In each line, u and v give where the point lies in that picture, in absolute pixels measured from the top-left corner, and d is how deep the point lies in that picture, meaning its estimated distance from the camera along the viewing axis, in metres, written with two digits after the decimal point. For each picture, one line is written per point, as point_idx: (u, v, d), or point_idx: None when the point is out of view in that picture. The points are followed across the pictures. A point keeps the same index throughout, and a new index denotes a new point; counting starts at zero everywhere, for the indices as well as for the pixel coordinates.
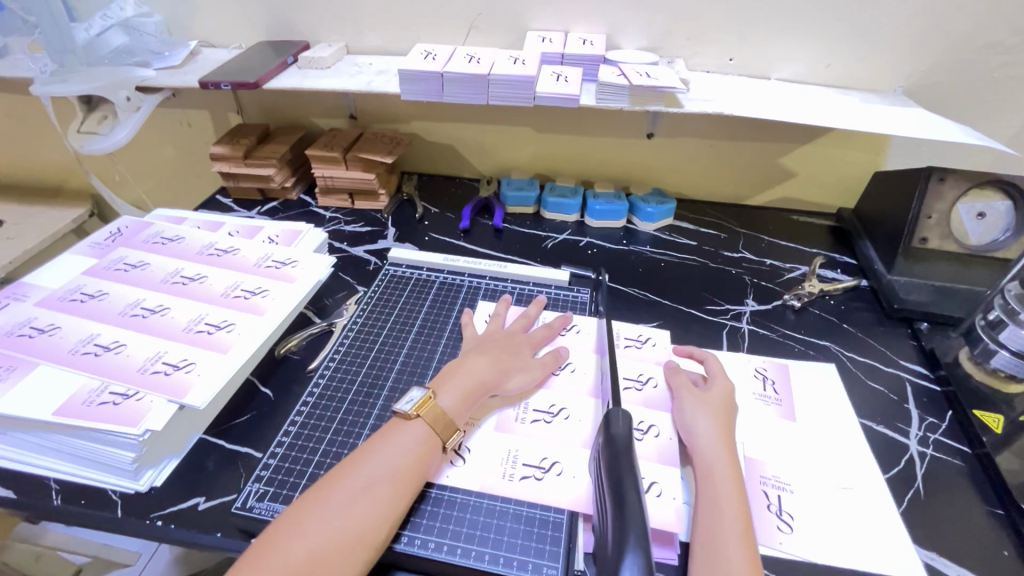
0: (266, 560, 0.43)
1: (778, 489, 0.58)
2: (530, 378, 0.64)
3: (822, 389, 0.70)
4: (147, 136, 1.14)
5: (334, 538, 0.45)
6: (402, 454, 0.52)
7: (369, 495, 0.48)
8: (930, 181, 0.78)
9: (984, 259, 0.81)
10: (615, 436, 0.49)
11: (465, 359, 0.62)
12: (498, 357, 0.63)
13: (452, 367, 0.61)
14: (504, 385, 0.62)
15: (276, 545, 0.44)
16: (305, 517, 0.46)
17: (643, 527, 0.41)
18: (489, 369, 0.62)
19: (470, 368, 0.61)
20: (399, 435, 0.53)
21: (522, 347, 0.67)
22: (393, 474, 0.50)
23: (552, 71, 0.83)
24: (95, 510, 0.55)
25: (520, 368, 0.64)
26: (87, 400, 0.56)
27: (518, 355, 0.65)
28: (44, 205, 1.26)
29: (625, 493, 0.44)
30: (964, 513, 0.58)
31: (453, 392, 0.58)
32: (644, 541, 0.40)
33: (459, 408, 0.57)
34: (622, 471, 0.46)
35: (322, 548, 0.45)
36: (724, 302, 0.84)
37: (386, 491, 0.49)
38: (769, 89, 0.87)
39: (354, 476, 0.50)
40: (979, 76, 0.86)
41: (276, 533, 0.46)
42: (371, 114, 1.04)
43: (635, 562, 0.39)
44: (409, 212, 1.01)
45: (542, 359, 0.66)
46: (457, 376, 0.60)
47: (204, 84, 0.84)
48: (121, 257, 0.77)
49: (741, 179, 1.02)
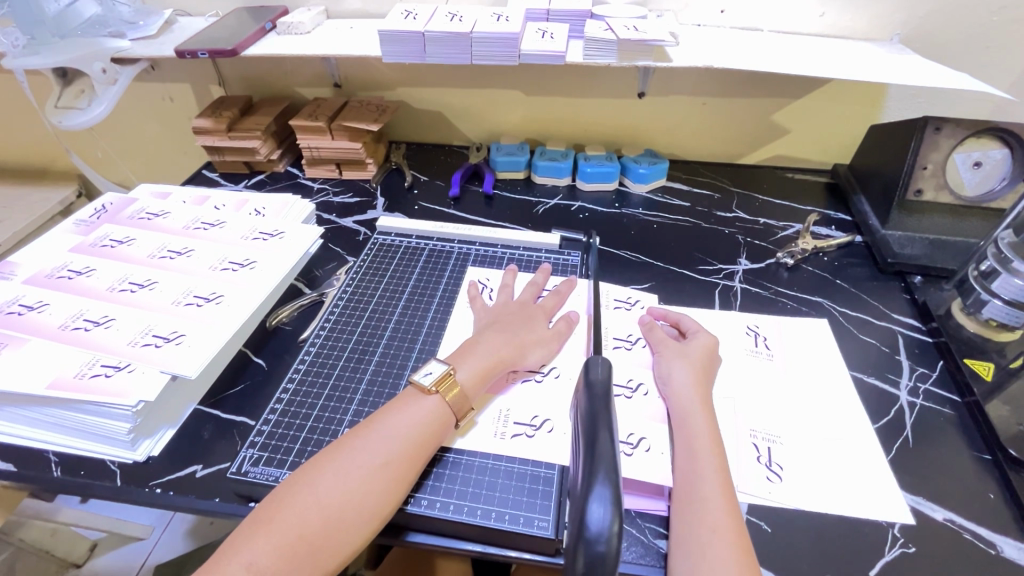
0: (278, 518, 0.45)
1: (768, 441, 0.59)
2: (547, 354, 0.64)
3: (814, 344, 0.70)
4: (129, 112, 1.12)
5: (343, 506, 0.46)
6: (414, 422, 0.52)
7: (378, 466, 0.49)
8: (927, 130, 0.76)
9: (978, 210, 0.80)
10: (594, 382, 0.48)
11: (481, 336, 0.62)
12: (515, 333, 0.63)
13: (471, 344, 0.61)
14: (522, 360, 0.61)
15: (287, 505, 0.46)
16: (317, 479, 0.47)
17: (613, 464, 0.40)
18: (505, 345, 0.61)
19: (489, 346, 0.60)
20: (411, 406, 0.53)
21: (536, 320, 0.66)
22: (403, 445, 0.51)
23: (537, 29, 0.81)
24: (94, 481, 0.55)
25: (537, 344, 0.63)
26: (79, 374, 0.57)
27: (533, 329, 0.64)
28: (29, 186, 1.24)
29: (598, 436, 0.42)
30: (950, 458, 0.58)
31: (471, 367, 0.57)
32: (613, 471, 0.39)
33: (476, 384, 0.57)
34: (598, 417, 0.44)
35: (332, 516, 0.45)
36: (716, 262, 0.83)
37: (397, 463, 0.49)
38: (762, 41, 0.85)
39: (364, 445, 0.50)
40: (979, 22, 0.83)
41: (287, 492, 0.47)
42: (354, 81, 1.02)
43: (603, 495, 0.38)
44: (398, 181, 1.00)
45: (554, 328, 0.66)
46: (477, 353, 0.59)
47: (180, 52, 0.82)
48: (106, 234, 0.77)
49: (735, 138, 1.01)
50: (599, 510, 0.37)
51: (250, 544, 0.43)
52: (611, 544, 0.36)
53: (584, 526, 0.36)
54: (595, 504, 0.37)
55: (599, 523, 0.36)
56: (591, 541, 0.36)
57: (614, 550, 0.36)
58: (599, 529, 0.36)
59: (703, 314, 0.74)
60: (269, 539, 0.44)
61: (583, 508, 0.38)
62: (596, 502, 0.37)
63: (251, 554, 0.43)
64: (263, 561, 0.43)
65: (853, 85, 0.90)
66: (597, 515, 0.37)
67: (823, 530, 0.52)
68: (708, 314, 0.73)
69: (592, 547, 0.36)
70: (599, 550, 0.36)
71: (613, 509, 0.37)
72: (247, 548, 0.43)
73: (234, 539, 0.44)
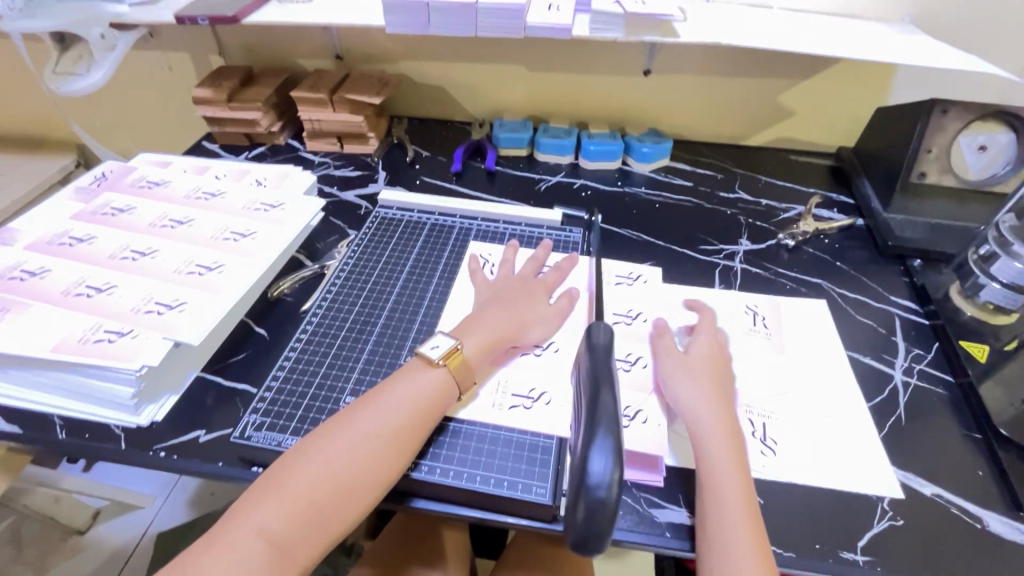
0: (289, 483, 0.46)
1: (763, 418, 0.59)
2: (548, 329, 0.64)
3: (812, 324, 0.71)
4: (127, 81, 1.11)
5: (353, 474, 0.47)
6: (420, 394, 0.53)
7: (386, 436, 0.50)
8: (933, 113, 0.75)
9: (980, 195, 0.80)
10: (596, 345, 0.49)
11: (484, 311, 0.62)
12: (516, 309, 0.63)
13: (473, 318, 0.61)
14: (524, 336, 0.62)
15: (295, 470, 0.47)
16: (326, 446, 0.48)
17: (614, 418, 0.42)
18: (507, 320, 0.61)
19: (491, 321, 0.60)
20: (417, 378, 0.54)
21: (537, 294, 0.66)
22: (410, 416, 0.51)
23: (543, 1, 0.80)
24: (99, 443, 0.56)
25: (538, 319, 0.64)
26: (82, 338, 0.57)
27: (534, 305, 0.65)
28: (27, 154, 1.23)
29: (600, 394, 0.44)
30: (941, 435, 0.60)
31: (475, 340, 0.58)
32: (614, 426, 0.41)
33: (480, 357, 0.58)
34: (600, 376, 0.45)
35: (340, 483, 0.47)
36: (717, 242, 0.83)
37: (403, 433, 0.50)
38: (772, 19, 0.84)
39: (371, 414, 0.51)
40: (991, 3, 0.82)
41: (296, 457, 0.48)
42: (356, 53, 1.00)
43: (604, 448, 0.40)
44: (400, 156, 0.99)
45: (555, 304, 0.66)
46: (480, 326, 0.60)
47: (180, 19, 0.81)
48: (106, 202, 0.76)
49: (740, 118, 1.00)
50: (600, 462, 0.39)
51: (262, 507, 0.45)
52: (610, 491, 0.39)
53: (586, 476, 0.39)
54: (596, 454, 0.40)
55: (600, 473, 0.39)
56: (591, 488, 0.39)
57: (614, 496, 0.39)
58: (599, 479, 0.39)
59: (701, 293, 0.74)
60: (279, 504, 0.45)
61: (584, 459, 0.40)
62: (597, 455, 0.39)
63: (262, 519, 0.44)
64: (276, 525, 0.44)
65: (861, 66, 0.89)
66: (598, 466, 0.39)
67: (814, 501, 0.53)
68: (707, 293, 0.74)
69: (592, 494, 0.39)
70: (600, 496, 0.39)
71: (612, 458, 0.40)
72: (259, 513, 0.44)
73: (244, 503, 0.45)
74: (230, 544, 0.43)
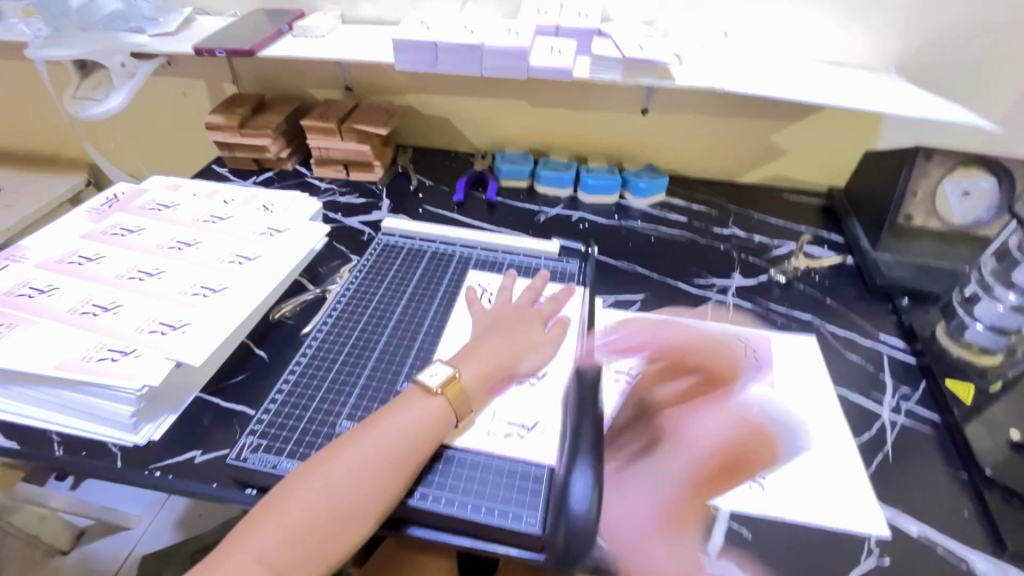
0: (288, 508, 0.47)
1: (752, 452, 0.60)
2: (543, 359, 0.66)
3: (802, 360, 0.72)
4: (142, 104, 1.14)
5: (352, 500, 0.48)
6: (417, 421, 0.54)
7: (385, 463, 0.51)
8: (917, 158, 0.79)
9: (965, 237, 0.82)
10: None
11: (481, 339, 0.64)
12: (512, 338, 0.65)
13: (470, 346, 0.63)
14: (519, 363, 0.64)
15: (295, 494, 0.47)
16: (325, 470, 0.49)
17: None
18: (503, 349, 0.63)
19: (487, 350, 0.62)
20: (416, 405, 0.55)
21: (533, 324, 0.68)
22: (409, 442, 0.52)
23: (546, 43, 0.84)
24: (95, 462, 0.57)
25: (533, 348, 0.66)
26: (86, 356, 0.58)
27: (529, 334, 0.67)
28: (40, 173, 1.26)
29: None
30: (926, 472, 0.61)
31: (472, 368, 0.60)
32: None
33: (476, 384, 0.59)
34: None
35: (339, 508, 0.47)
36: (711, 277, 0.85)
37: (402, 461, 0.51)
38: (763, 65, 0.88)
39: (369, 440, 0.51)
40: (970, 57, 0.87)
41: (295, 481, 0.49)
42: (366, 85, 1.04)
43: None
44: (403, 184, 1.02)
45: (550, 332, 0.68)
46: (477, 354, 0.61)
47: (199, 50, 0.84)
48: (117, 223, 0.78)
49: (734, 157, 1.03)
50: None
51: (261, 531, 0.45)
52: None
53: None
54: None
55: None
56: None
57: None
58: None
59: (692, 326, 0.75)
60: (279, 528, 0.45)
61: None
62: None
63: (263, 543, 0.45)
64: (275, 548, 0.45)
65: (850, 111, 0.93)
66: None
67: (801, 538, 0.54)
68: (698, 327, 0.75)
69: None
70: None
71: None
72: (259, 537, 0.45)
73: (246, 526, 0.46)
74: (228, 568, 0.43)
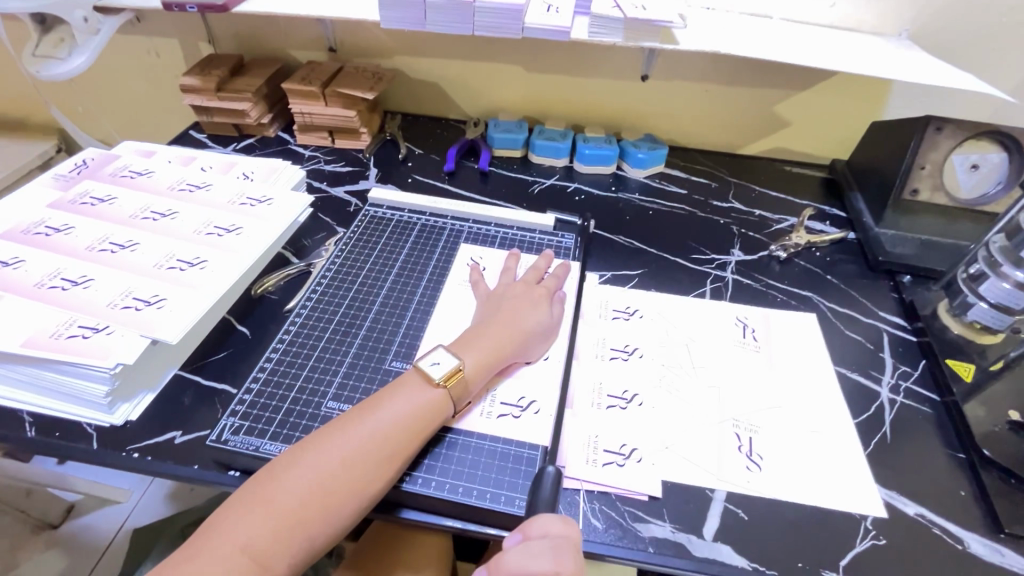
0: (273, 497, 0.45)
1: (749, 431, 0.59)
2: (546, 341, 0.63)
3: (801, 338, 0.71)
4: (113, 65, 1.08)
5: (341, 493, 0.46)
6: (414, 413, 0.51)
7: (378, 456, 0.48)
8: (928, 130, 0.76)
9: (972, 213, 0.80)
10: None
11: (486, 324, 0.61)
12: (513, 318, 0.62)
13: (473, 333, 0.60)
14: (524, 350, 0.61)
15: (281, 482, 0.46)
16: (313, 459, 0.47)
17: None
18: (506, 330, 0.60)
19: (493, 335, 0.59)
20: (413, 395, 0.52)
21: (539, 300, 0.65)
22: (403, 434, 0.50)
23: (543, 2, 0.78)
24: (71, 443, 0.54)
25: (537, 330, 0.62)
26: (55, 333, 0.55)
27: (532, 313, 0.63)
28: (8, 139, 1.19)
29: None
30: (927, 454, 0.60)
31: (477, 359, 0.57)
32: None
33: (479, 376, 0.56)
34: None
35: (326, 499, 0.46)
36: (709, 252, 0.83)
37: (395, 454, 0.49)
38: (771, 29, 0.84)
39: (362, 431, 0.49)
40: (987, 22, 0.82)
41: (282, 466, 0.47)
42: (351, 47, 0.98)
43: None
44: (392, 153, 0.98)
45: (553, 312, 0.65)
46: (482, 343, 0.58)
47: (168, 5, 0.79)
48: (86, 191, 0.74)
49: (736, 128, 0.99)
50: None
51: (245, 522, 0.44)
52: None
53: None
54: None
55: None
56: None
57: None
58: None
59: (689, 303, 0.73)
60: (264, 519, 0.44)
61: None
62: None
63: (247, 533, 0.43)
64: (258, 539, 0.43)
65: (857, 80, 0.89)
66: None
67: (797, 519, 0.53)
68: (696, 304, 0.73)
69: None
70: None
71: None
72: (242, 525, 0.44)
73: (230, 510, 0.45)
74: (208, 558, 0.42)
